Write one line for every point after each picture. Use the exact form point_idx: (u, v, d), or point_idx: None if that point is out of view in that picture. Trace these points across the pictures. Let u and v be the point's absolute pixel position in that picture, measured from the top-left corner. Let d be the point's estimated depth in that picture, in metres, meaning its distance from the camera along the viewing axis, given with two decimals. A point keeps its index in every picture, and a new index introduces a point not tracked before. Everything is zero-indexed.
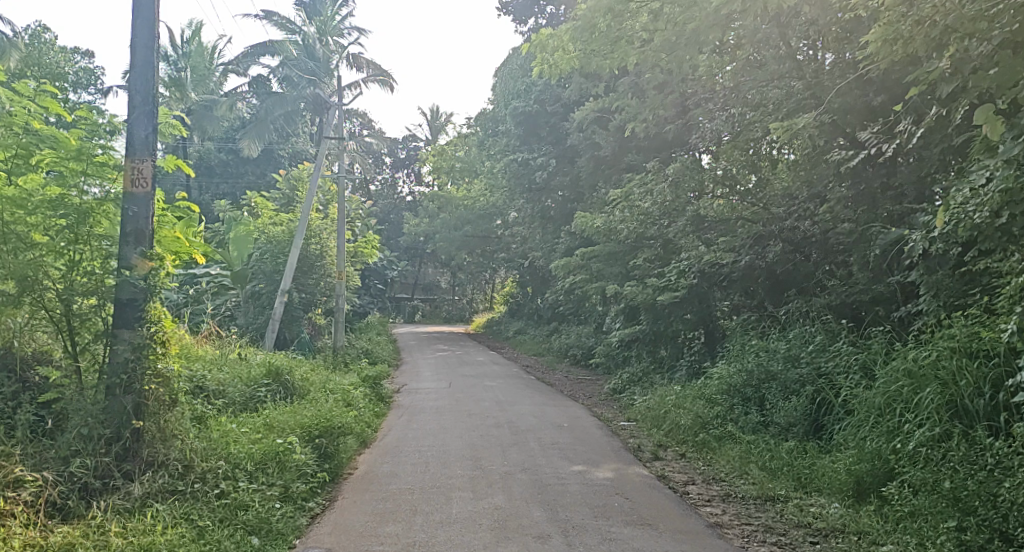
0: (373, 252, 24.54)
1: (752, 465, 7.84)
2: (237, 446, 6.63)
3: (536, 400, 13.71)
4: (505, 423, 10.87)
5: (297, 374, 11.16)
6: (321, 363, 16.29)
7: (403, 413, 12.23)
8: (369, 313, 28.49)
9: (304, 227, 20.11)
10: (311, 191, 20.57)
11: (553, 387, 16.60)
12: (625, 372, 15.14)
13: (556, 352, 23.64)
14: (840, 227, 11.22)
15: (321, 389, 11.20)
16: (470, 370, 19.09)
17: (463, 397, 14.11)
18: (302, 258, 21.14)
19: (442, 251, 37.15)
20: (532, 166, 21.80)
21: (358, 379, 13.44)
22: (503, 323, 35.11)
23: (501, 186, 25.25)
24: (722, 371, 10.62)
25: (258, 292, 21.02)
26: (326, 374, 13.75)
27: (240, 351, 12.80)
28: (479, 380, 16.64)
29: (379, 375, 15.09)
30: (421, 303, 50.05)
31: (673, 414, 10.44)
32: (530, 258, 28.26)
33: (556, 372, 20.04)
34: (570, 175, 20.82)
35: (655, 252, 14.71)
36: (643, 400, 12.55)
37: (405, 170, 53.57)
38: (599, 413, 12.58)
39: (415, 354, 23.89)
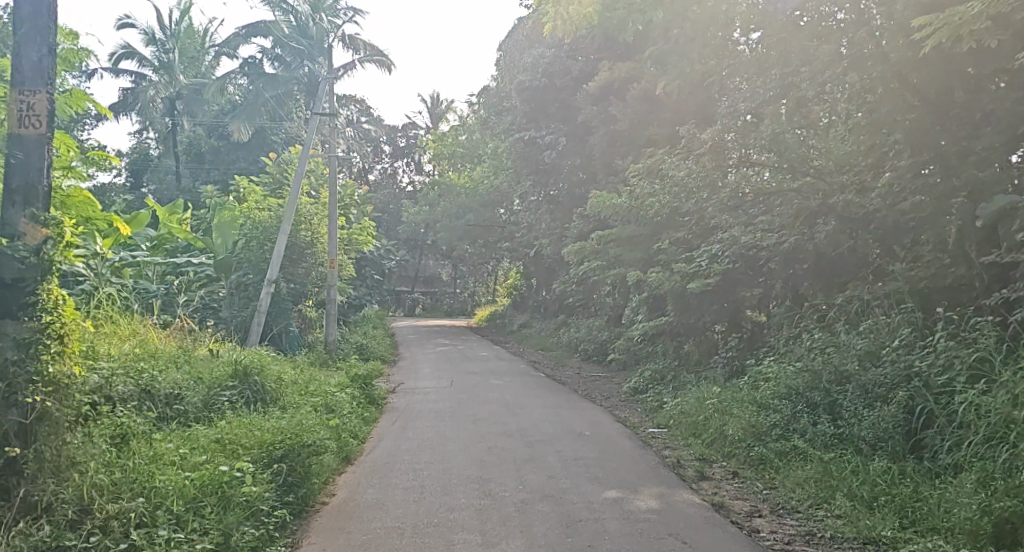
0: (368, 239, 22.93)
1: (835, 494, 6.18)
2: (168, 475, 4.97)
3: (548, 402, 12.06)
4: (517, 432, 9.21)
5: (274, 375, 9.47)
6: (308, 360, 14.70)
7: (397, 417, 10.60)
8: (366, 305, 26.93)
9: (292, 212, 18.46)
10: (300, 173, 18.89)
11: (567, 385, 14.97)
12: (648, 369, 13.49)
13: (566, 347, 22.01)
14: (910, 200, 9.52)
15: (300, 392, 9.56)
16: (475, 367, 17.44)
17: (466, 398, 12.45)
18: (290, 246, 19.52)
19: (443, 241, 35.51)
20: (541, 145, 20.11)
21: (348, 378, 11.81)
22: (507, 316, 33.60)
23: (506, 168, 23.60)
24: (775, 371, 8.96)
25: (243, 282, 19.38)
26: (312, 373, 12.16)
27: (209, 347, 11.16)
28: (484, 378, 15.02)
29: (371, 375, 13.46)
30: (422, 297, 48.39)
31: (717, 422, 8.79)
32: (538, 247, 26.66)
33: (567, 369, 18.43)
34: (582, 154, 19.15)
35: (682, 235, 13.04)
36: (674, 402, 10.90)
37: (405, 159, 51.98)
38: (623, 417, 10.93)
39: (414, 350, 22.24)
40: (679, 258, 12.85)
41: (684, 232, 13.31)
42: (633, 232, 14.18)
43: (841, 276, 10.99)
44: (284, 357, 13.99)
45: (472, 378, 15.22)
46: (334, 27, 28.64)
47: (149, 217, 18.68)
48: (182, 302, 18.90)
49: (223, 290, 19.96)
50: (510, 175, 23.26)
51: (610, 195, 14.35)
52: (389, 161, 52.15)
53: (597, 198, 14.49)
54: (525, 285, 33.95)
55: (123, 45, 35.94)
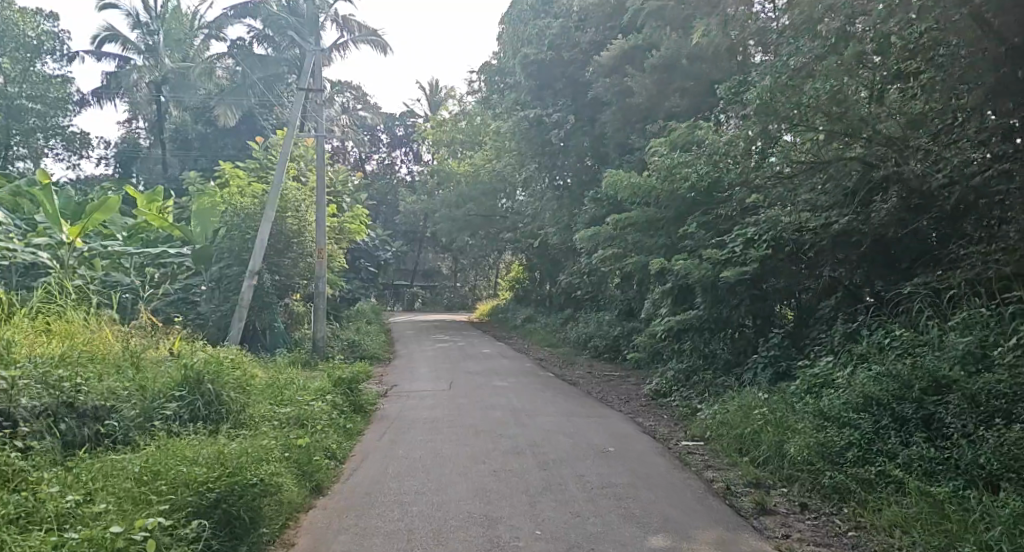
0: (361, 228, 21.45)
1: (957, 542, 4.68)
2: (33, 545, 3.45)
3: (560, 408, 10.57)
4: (528, 449, 7.69)
5: (235, 383, 7.88)
6: (290, 361, 13.23)
7: (386, 428, 9.10)
8: (361, 298, 25.50)
9: (277, 197, 16.91)
10: (285, 154, 17.32)
11: (578, 387, 13.49)
12: (671, 369, 11.97)
13: (574, 343, 20.52)
14: (996, 169, 7.99)
15: (267, 402, 8.01)
16: (476, 365, 15.93)
17: (466, 403, 10.95)
18: (276, 235, 18.00)
19: (442, 232, 33.99)
20: (548, 125, 18.54)
21: (330, 379, 10.24)
22: (509, 310, 32.17)
23: (509, 152, 22.09)
24: (840, 376, 7.43)
25: (224, 275, 17.86)
26: (289, 375, 10.64)
27: (169, 347, 9.57)
28: (486, 379, 13.53)
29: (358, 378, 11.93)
30: (421, 291, 46.84)
31: (769, 437, 7.26)
32: (544, 237, 25.17)
33: (577, 367, 16.98)
34: (592, 133, 17.57)
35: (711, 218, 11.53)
36: (707, 408, 9.39)
37: (403, 149, 50.42)
38: (649, 427, 9.44)
39: (410, 347, 20.74)
40: (709, 242, 11.28)
41: (712, 213, 11.76)
42: (653, 214, 12.59)
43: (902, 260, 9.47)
44: (261, 358, 12.48)
45: (473, 379, 13.72)
46: (325, 5, 27.06)
47: (119, 204, 17.12)
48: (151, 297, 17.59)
49: (203, 283, 18.45)
50: (512, 159, 21.69)
51: (626, 173, 12.77)
52: (387, 151, 50.49)
53: (611, 177, 12.90)
54: (529, 278, 32.43)
55: (106, 27, 34.36)
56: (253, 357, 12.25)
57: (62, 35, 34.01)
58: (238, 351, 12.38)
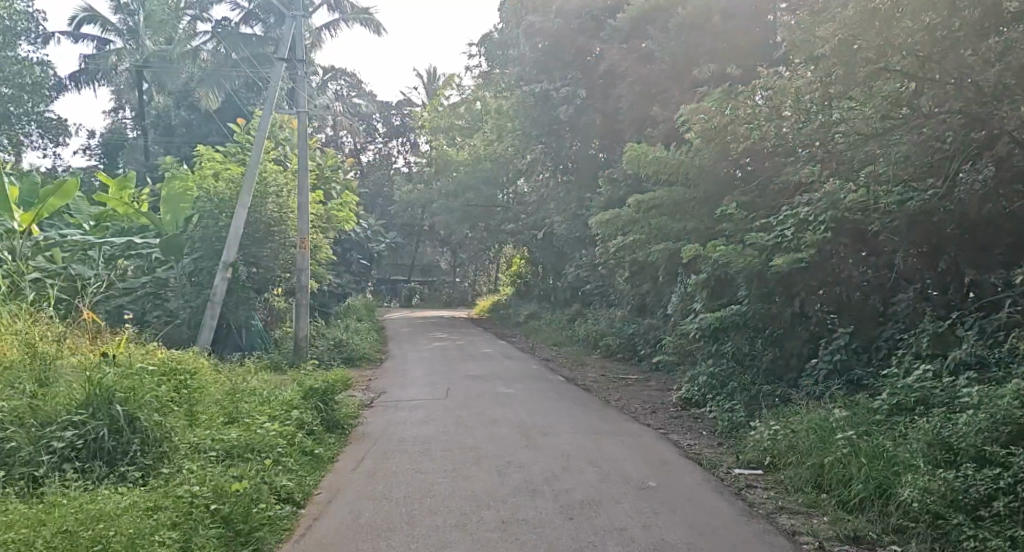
0: (350, 217, 19.76)
1: None
2: None
3: (576, 423, 8.86)
4: (546, 486, 5.95)
5: (162, 402, 6.06)
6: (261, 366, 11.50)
7: (364, 451, 7.34)
8: (352, 294, 23.78)
9: (253, 180, 15.20)
10: (263, 131, 15.58)
11: (593, 394, 11.82)
12: (703, 375, 10.28)
13: (584, 342, 18.82)
14: None
15: (208, 426, 6.20)
16: (475, 368, 14.21)
17: (465, 416, 9.23)
18: (254, 222, 16.28)
19: (440, 225, 32.25)
20: (556, 101, 16.74)
21: (301, 387, 8.46)
22: (511, 307, 30.54)
23: (511, 134, 20.38)
24: (957, 392, 5.69)
25: (196, 268, 16.11)
26: (253, 385, 8.88)
27: (97, 354, 7.82)
28: (488, 385, 11.82)
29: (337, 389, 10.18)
30: (420, 286, 45.07)
31: (865, 470, 5.50)
32: (551, 228, 23.50)
33: (589, 369, 15.36)
34: (605, 109, 15.79)
35: (750, 199, 9.87)
36: (759, 426, 7.66)
37: (400, 139, 48.58)
38: (688, 448, 7.73)
39: (404, 347, 19.04)
40: (750, 225, 9.52)
41: (752, 191, 10.03)
42: (682, 192, 10.82)
43: (995, 244, 7.72)
44: (224, 363, 10.74)
45: (472, 384, 12.01)
46: None
47: (78, 186, 15.33)
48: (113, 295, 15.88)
49: (174, 274, 16.60)
50: (514, 141, 19.91)
51: (648, 147, 10.98)
52: (384, 141, 48.57)
53: (630, 152, 11.14)
54: (532, 272, 30.68)
55: (85, 8, 32.48)
56: (216, 363, 10.47)
57: (38, 15, 32.14)
58: (199, 356, 10.61)
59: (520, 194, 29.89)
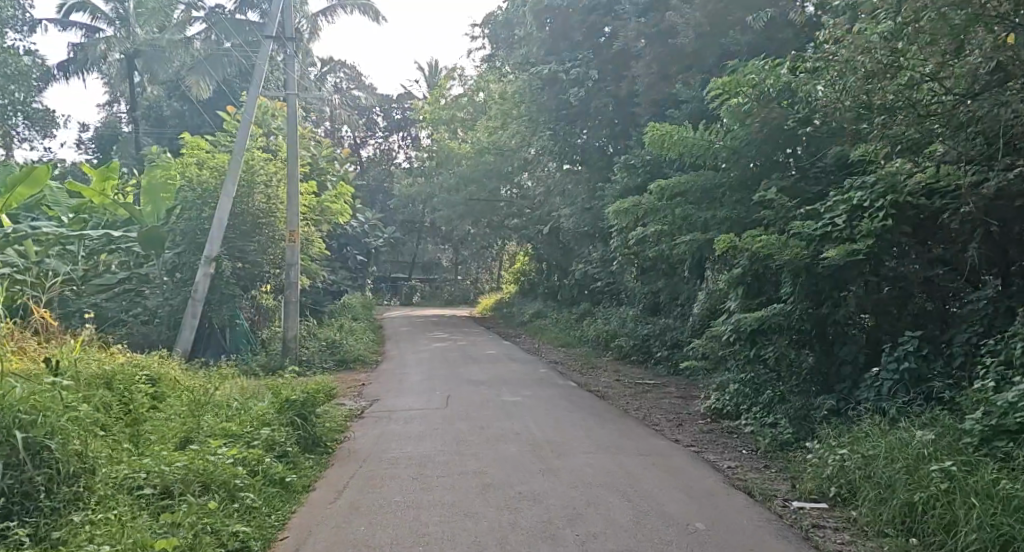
0: (345, 208, 18.67)
1: None
2: None
3: (595, 438, 7.72)
4: (567, 529, 4.77)
5: (90, 426, 4.97)
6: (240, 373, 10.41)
7: (347, 477, 6.18)
8: (348, 291, 22.64)
9: (237, 167, 14.11)
10: (249, 114, 14.46)
11: (609, 402, 10.71)
12: (736, 383, 9.19)
13: (593, 343, 17.69)
14: None
15: (146, 454, 5.06)
16: (478, 372, 13.11)
17: (467, 428, 8.11)
18: (241, 213, 15.17)
19: (441, 220, 31.07)
20: (566, 83, 15.60)
21: (277, 398, 7.32)
22: (515, 304, 29.38)
23: (516, 122, 19.26)
24: None
25: (178, 262, 15.04)
26: (222, 397, 7.74)
27: (33, 362, 6.70)
28: (491, 392, 10.73)
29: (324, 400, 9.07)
30: (420, 284, 43.88)
31: (973, 514, 4.34)
32: (558, 222, 22.38)
33: (600, 372, 14.26)
34: (620, 92, 14.52)
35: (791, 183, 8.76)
36: (814, 446, 6.53)
37: (401, 133, 47.41)
38: (729, 471, 6.59)
39: (402, 347, 17.92)
40: (794, 212, 8.39)
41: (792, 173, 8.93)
42: (711, 177, 9.64)
43: None
44: (197, 371, 9.66)
45: (474, 391, 10.89)
46: None
47: (49, 173, 14.13)
48: (87, 299, 14.87)
49: (154, 268, 15.56)
50: (519, 129, 18.73)
51: (673, 126, 9.79)
52: (384, 135, 47.44)
53: (652, 131, 9.94)
54: (538, 269, 29.48)
55: None
56: (191, 373, 9.38)
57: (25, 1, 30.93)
58: (170, 363, 9.52)
59: (524, 188, 28.70)
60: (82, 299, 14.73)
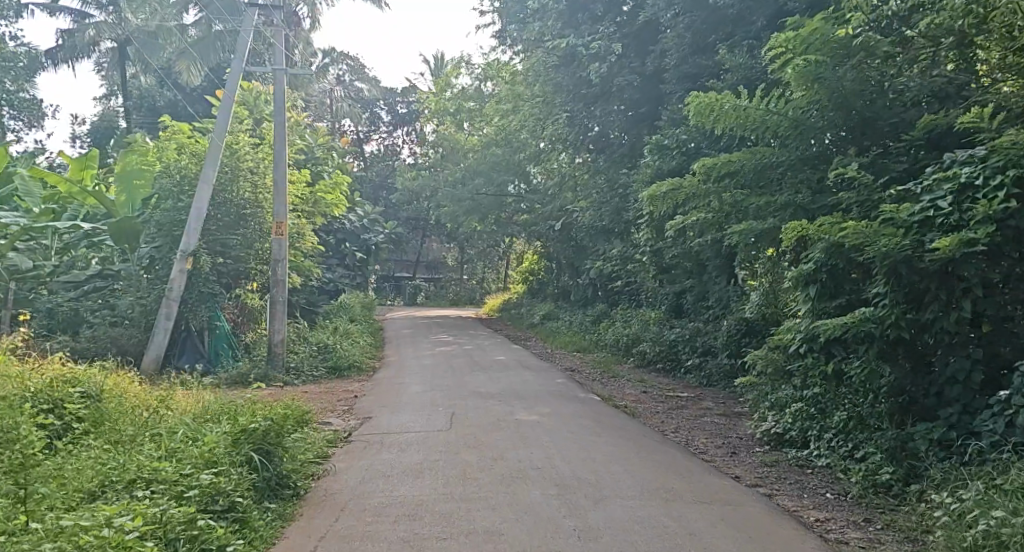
0: (341, 200, 17.19)
1: None
2: None
3: (637, 475, 6.16)
4: None
5: None
6: (206, 390, 8.91)
7: (317, 537, 4.63)
8: (346, 291, 21.09)
9: (217, 150, 12.67)
10: (231, 92, 13.01)
11: (642, 421, 9.16)
12: (803, 407, 7.65)
13: (612, 348, 16.12)
14: None
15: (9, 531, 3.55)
16: (486, 383, 11.54)
17: (479, 460, 6.57)
18: (224, 202, 13.69)
19: (446, 216, 29.49)
20: (586, 60, 14.07)
21: (233, 424, 5.74)
22: (525, 305, 27.75)
23: (527, 106, 17.75)
24: None
25: (155, 259, 13.54)
26: (168, 424, 6.17)
27: None
28: (503, 408, 9.20)
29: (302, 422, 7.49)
30: (424, 283, 42.21)
31: None
32: (574, 216, 20.84)
33: (623, 382, 12.72)
34: (646, 70, 13.45)
35: (871, 161, 7.23)
36: (939, 497, 4.99)
37: (406, 127, 45.86)
38: (826, 529, 5.03)
39: (402, 352, 16.36)
40: (881, 194, 6.84)
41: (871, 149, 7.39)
42: (767, 154, 8.09)
43: None
44: (154, 388, 8.17)
45: (484, 406, 9.37)
46: None
47: None
48: (56, 304, 13.49)
49: (128, 264, 14.06)
50: (531, 114, 17.13)
51: (722, 96, 8.22)
52: (388, 130, 46.02)
53: (696, 101, 8.38)
54: (549, 268, 27.87)
55: None
56: (144, 389, 7.82)
57: None
58: (120, 377, 7.95)
59: (535, 182, 27.15)
60: (50, 306, 13.39)
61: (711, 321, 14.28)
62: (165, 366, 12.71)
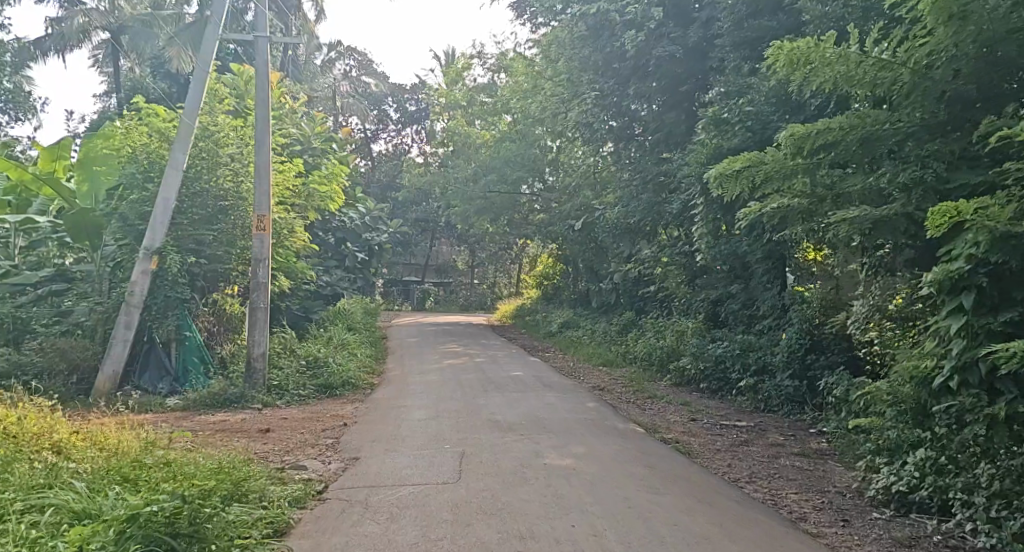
0: (338, 194, 15.40)
1: None
2: None
3: None
4: None
5: None
6: (148, 433, 7.06)
7: None
8: (347, 295, 19.24)
9: (187, 130, 10.85)
10: (204, 62, 11.15)
11: (703, 463, 7.22)
12: (931, 458, 5.75)
13: (644, 362, 14.21)
14: None
15: None
16: (503, 408, 9.62)
17: (500, 538, 4.64)
18: (199, 192, 11.84)
19: (456, 216, 27.64)
20: (620, 29, 12.16)
21: (130, 501, 3.87)
22: (540, 311, 25.87)
23: (546, 91, 15.90)
24: None
25: (121, 259, 11.73)
26: (52, 496, 4.31)
27: None
28: (526, 444, 7.28)
29: (256, 480, 5.57)
30: (433, 288, 40.33)
31: None
32: (598, 216, 18.98)
33: (663, 404, 10.82)
34: (690, 41, 11.56)
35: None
36: None
37: (416, 126, 44.11)
38: None
39: (407, 364, 14.52)
40: None
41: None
42: (878, 120, 6.11)
43: None
44: (74, 434, 6.31)
45: (502, 441, 7.47)
46: None
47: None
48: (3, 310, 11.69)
49: (90, 264, 12.23)
50: (552, 98, 15.23)
51: (819, 41, 6.22)
52: (397, 129, 44.26)
53: (780, 52, 6.39)
54: (568, 272, 25.98)
55: None
56: (51, 442, 5.91)
57: None
58: (23, 428, 6.09)
59: (552, 180, 25.30)
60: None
61: (763, 333, 12.28)
62: (124, 385, 10.86)
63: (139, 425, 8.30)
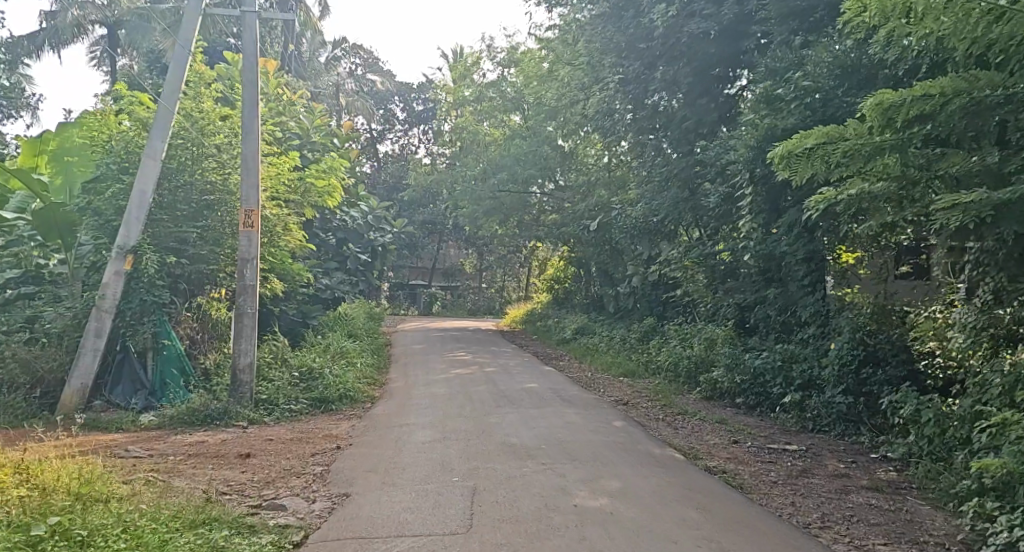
0: (337, 191, 14.26)
1: None
2: None
3: None
4: None
5: None
6: (99, 464, 5.95)
7: None
8: (348, 300, 18.10)
9: (165, 115, 9.74)
10: (184, 41, 10.02)
11: (763, 501, 6.01)
12: None
13: (669, 373, 13.00)
14: None
15: None
16: (518, 428, 8.43)
17: None
18: (182, 185, 10.69)
19: (464, 217, 26.48)
20: (646, 4, 11.04)
21: None
22: (552, 316, 24.64)
23: (563, 80, 14.77)
24: None
25: (96, 259, 10.67)
26: None
27: None
28: (550, 479, 6.09)
29: (211, 538, 4.46)
30: (440, 292, 39.12)
31: None
32: (615, 216, 17.80)
33: (698, 422, 9.61)
34: (726, 18, 10.40)
35: None
36: None
37: (423, 126, 43.04)
38: None
39: (410, 374, 13.35)
40: None
41: None
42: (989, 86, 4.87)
43: None
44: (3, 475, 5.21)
45: (520, 473, 6.27)
46: None
47: None
48: None
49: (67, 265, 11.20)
50: (570, 87, 14.11)
51: None
52: (403, 129, 43.18)
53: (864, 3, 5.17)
54: (581, 276, 24.76)
55: None
56: None
57: None
58: None
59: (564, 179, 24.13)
60: None
61: (805, 343, 11.05)
62: (95, 399, 9.76)
63: (99, 451, 7.16)
